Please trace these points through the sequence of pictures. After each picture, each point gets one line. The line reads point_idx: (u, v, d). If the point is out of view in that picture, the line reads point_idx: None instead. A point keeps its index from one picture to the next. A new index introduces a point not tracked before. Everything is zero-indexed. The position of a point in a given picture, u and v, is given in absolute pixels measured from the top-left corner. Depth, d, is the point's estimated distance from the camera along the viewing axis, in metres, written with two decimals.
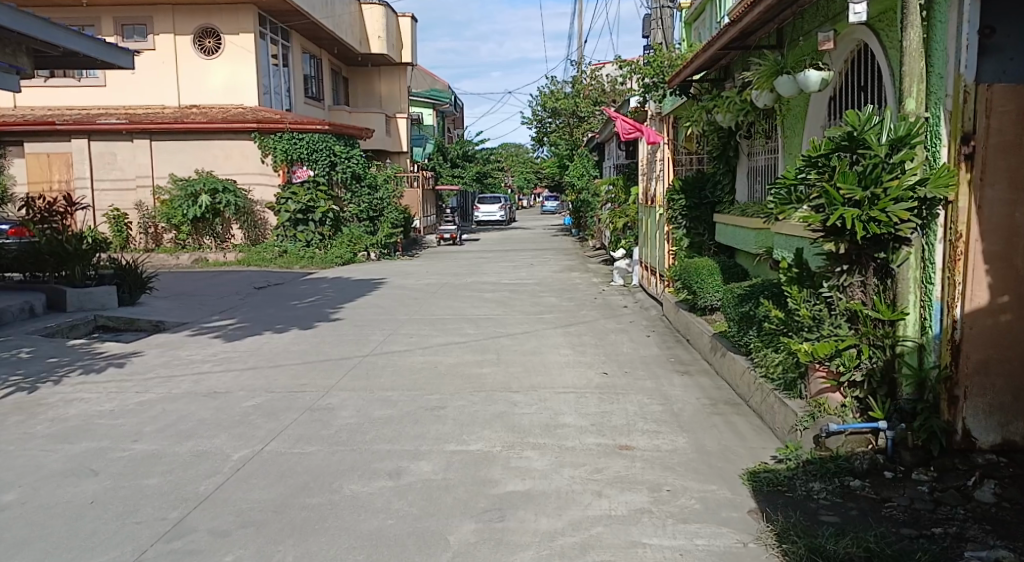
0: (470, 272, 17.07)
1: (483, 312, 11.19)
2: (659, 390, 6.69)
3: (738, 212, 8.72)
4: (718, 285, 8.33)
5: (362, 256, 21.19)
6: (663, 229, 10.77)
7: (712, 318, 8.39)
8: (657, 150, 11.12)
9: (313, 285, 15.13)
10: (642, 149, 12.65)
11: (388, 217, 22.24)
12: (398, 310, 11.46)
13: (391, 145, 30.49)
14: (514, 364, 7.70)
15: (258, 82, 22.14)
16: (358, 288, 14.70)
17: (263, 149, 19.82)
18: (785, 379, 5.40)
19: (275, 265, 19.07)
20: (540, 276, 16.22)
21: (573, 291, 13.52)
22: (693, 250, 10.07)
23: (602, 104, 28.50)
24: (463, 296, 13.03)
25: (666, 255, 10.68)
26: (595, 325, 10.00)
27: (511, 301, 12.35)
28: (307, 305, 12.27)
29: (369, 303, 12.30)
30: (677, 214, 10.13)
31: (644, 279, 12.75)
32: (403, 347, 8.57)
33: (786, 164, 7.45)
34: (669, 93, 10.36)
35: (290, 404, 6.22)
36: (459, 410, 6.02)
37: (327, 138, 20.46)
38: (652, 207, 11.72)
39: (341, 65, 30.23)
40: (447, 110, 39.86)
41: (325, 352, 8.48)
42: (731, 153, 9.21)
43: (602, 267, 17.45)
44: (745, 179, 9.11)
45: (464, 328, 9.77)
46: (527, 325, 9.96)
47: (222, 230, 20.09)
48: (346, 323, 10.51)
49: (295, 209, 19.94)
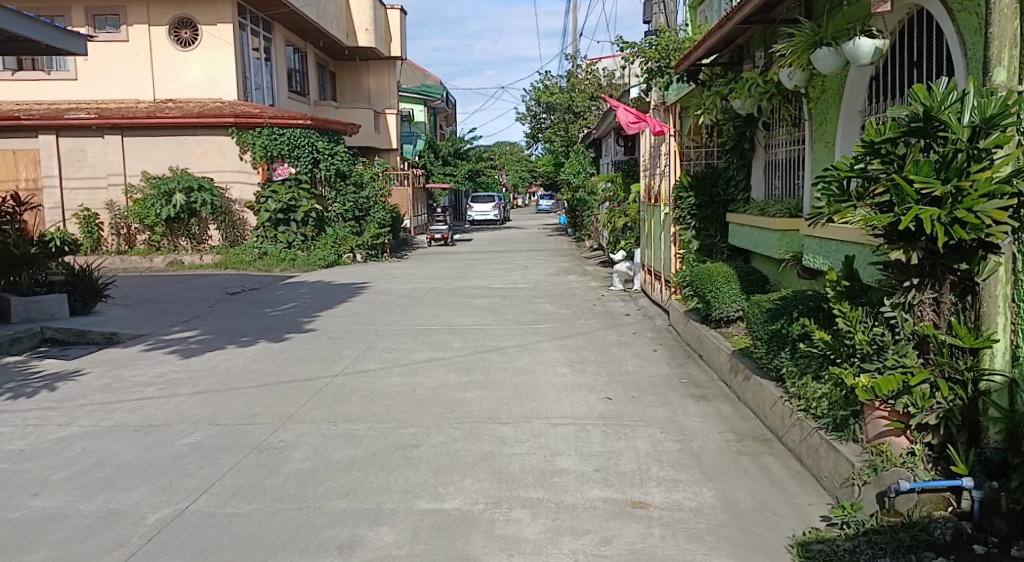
0: (460, 275, 16.08)
1: (471, 322, 10.18)
2: (674, 421, 5.68)
3: (757, 211, 7.74)
4: (735, 293, 7.35)
5: (348, 257, 20.16)
6: (669, 230, 9.76)
7: (730, 331, 7.41)
8: (662, 143, 10.11)
9: (290, 291, 14.09)
10: (645, 143, 11.64)
11: (375, 217, 21.16)
12: (378, 320, 10.44)
13: (380, 142, 29.43)
14: (503, 386, 6.69)
15: (238, 75, 21.07)
16: (339, 293, 13.68)
17: (241, 145, 18.76)
18: (834, 416, 4.39)
19: (254, 267, 17.99)
20: (535, 279, 15.22)
21: (570, 297, 12.50)
22: (704, 253, 9.07)
23: (599, 99, 27.49)
24: (452, 302, 12.00)
25: (673, 258, 9.68)
26: (595, 337, 9.00)
27: (503, 308, 11.33)
28: (280, 313, 11.27)
29: (348, 311, 11.26)
30: (686, 213, 9.14)
31: (647, 284, 11.74)
32: (380, 365, 7.55)
33: (814, 155, 6.52)
34: (675, 79, 9.35)
35: (235, 443, 5.21)
36: (436, 451, 5.00)
37: (310, 133, 19.40)
38: (655, 206, 10.71)
39: (327, 59, 29.18)
40: (439, 106, 38.80)
41: (289, 371, 7.45)
42: (746, 146, 8.27)
43: (601, 269, 16.49)
44: (760, 174, 8.25)
45: (450, 341, 8.76)
46: (519, 337, 8.94)
47: (198, 231, 19.01)
48: (319, 335, 9.48)
49: (276, 208, 18.89)
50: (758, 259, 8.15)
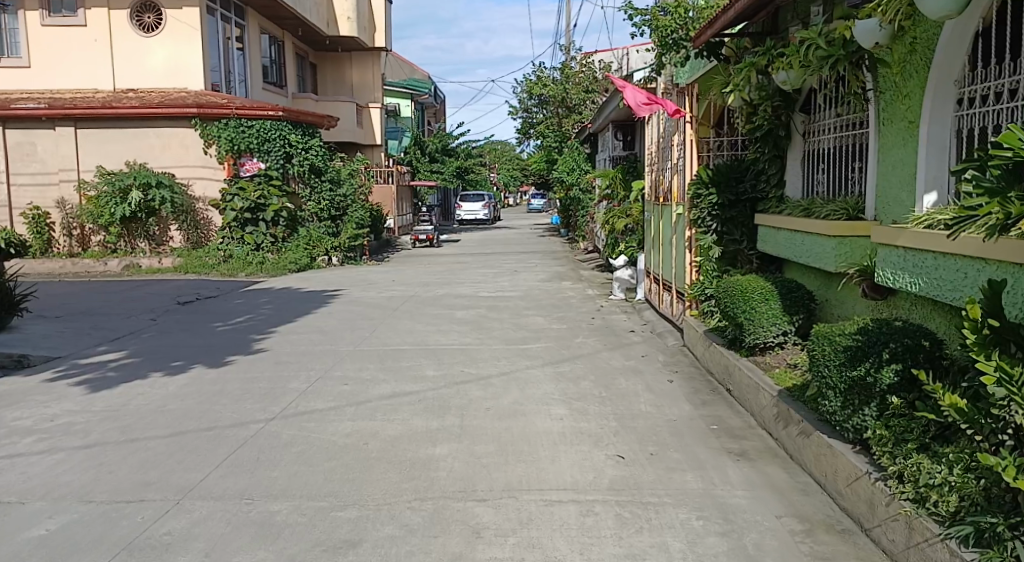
0: (443, 281, 14.59)
1: (450, 342, 8.65)
2: (712, 495, 4.17)
3: (801, 212, 6.27)
4: (775, 315, 5.86)
5: (323, 260, 18.51)
6: (683, 234, 8.26)
7: (769, 362, 5.88)
8: (674, 130, 8.60)
9: (249, 300, 12.53)
10: (653, 132, 10.16)
11: (352, 216, 19.42)
12: (341, 339, 8.90)
13: (363, 137, 27.86)
14: (483, 437, 5.16)
15: (205, 63, 19.45)
16: (305, 303, 12.13)
17: (205, 137, 17.18)
18: (972, 523, 2.86)
19: (217, 272, 16.42)
20: (526, 286, 13.71)
21: (565, 308, 10.99)
22: (727, 262, 7.56)
23: (594, 93, 26.13)
24: (430, 315, 10.45)
25: (688, 267, 8.16)
26: (597, 362, 7.51)
27: (488, 323, 9.81)
28: (230, 329, 9.74)
29: (308, 327, 9.69)
30: (705, 213, 7.61)
31: (653, 295, 10.28)
32: (330, 406, 6.00)
33: (890, 138, 5.05)
34: (692, 54, 7.85)
35: (100, 541, 3.68)
36: (380, 554, 3.49)
37: (281, 126, 17.79)
38: (665, 205, 9.20)
39: (308, 49, 27.55)
40: (425, 101, 37.25)
41: (214, 412, 5.90)
42: (781, 133, 6.83)
43: (599, 274, 15.05)
44: (799, 167, 6.85)
45: (422, 368, 7.22)
46: (506, 363, 7.42)
47: (158, 232, 17.41)
48: (266, 359, 7.91)
49: (243, 207, 17.20)
50: (797, 270, 6.69)
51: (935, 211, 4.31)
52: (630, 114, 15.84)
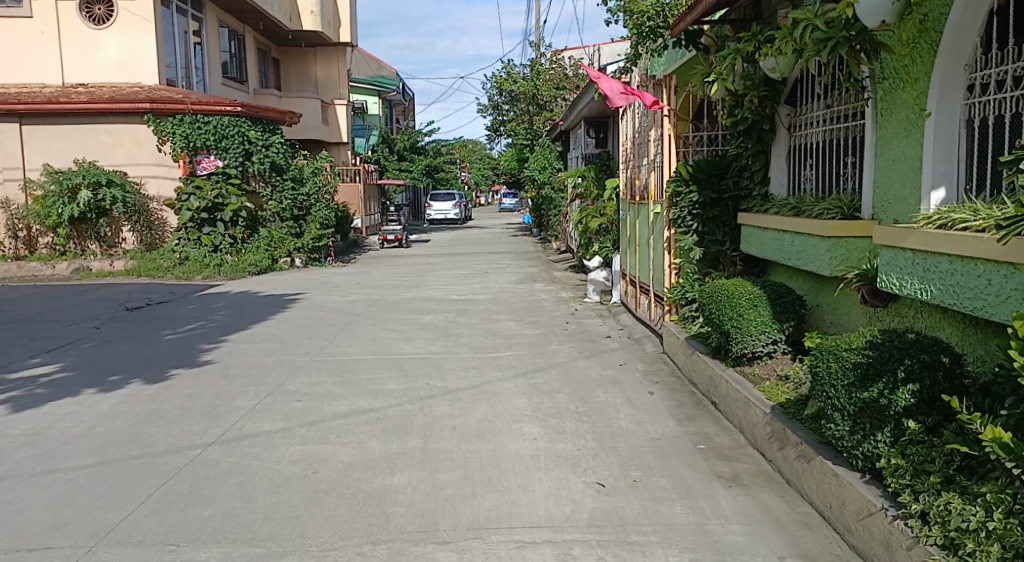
0: (411, 283, 14.00)
1: (415, 350, 8.09)
2: (706, 531, 3.69)
3: (790, 211, 5.83)
4: (765, 322, 5.41)
5: (285, 262, 17.76)
6: (662, 234, 7.80)
7: (757, 373, 5.43)
8: (650, 125, 8.14)
9: (202, 305, 11.84)
10: (628, 128, 9.72)
11: (315, 216, 18.73)
12: (297, 348, 8.29)
13: (328, 134, 27.12)
14: (447, 462, 4.63)
15: (160, 57, 18.61)
16: (263, 308, 11.47)
17: (159, 134, 16.40)
18: None
19: (172, 275, 15.63)
20: (496, 288, 13.19)
21: (538, 312, 10.49)
22: (708, 264, 7.11)
23: (565, 90, 25.73)
24: (394, 321, 9.88)
25: (666, 269, 7.71)
26: (572, 372, 7.02)
27: (456, 329, 9.28)
28: (178, 339, 9.09)
29: (263, 334, 9.07)
30: (685, 212, 7.16)
31: (629, 298, 9.83)
32: (279, 428, 5.42)
33: (889, 131, 4.64)
34: (671, 43, 7.39)
35: None
36: None
37: (239, 121, 17.03)
38: (641, 204, 8.75)
39: (270, 44, 26.72)
40: (394, 98, 36.51)
41: (148, 437, 5.29)
42: (766, 127, 6.41)
43: (571, 275, 14.60)
44: (784, 162, 6.43)
45: (384, 382, 6.67)
46: (474, 374, 6.90)
47: (109, 233, 16.56)
48: (214, 372, 7.29)
49: (200, 206, 16.47)
50: (783, 272, 6.27)
51: (947, 209, 3.89)
52: (602, 110, 15.41)
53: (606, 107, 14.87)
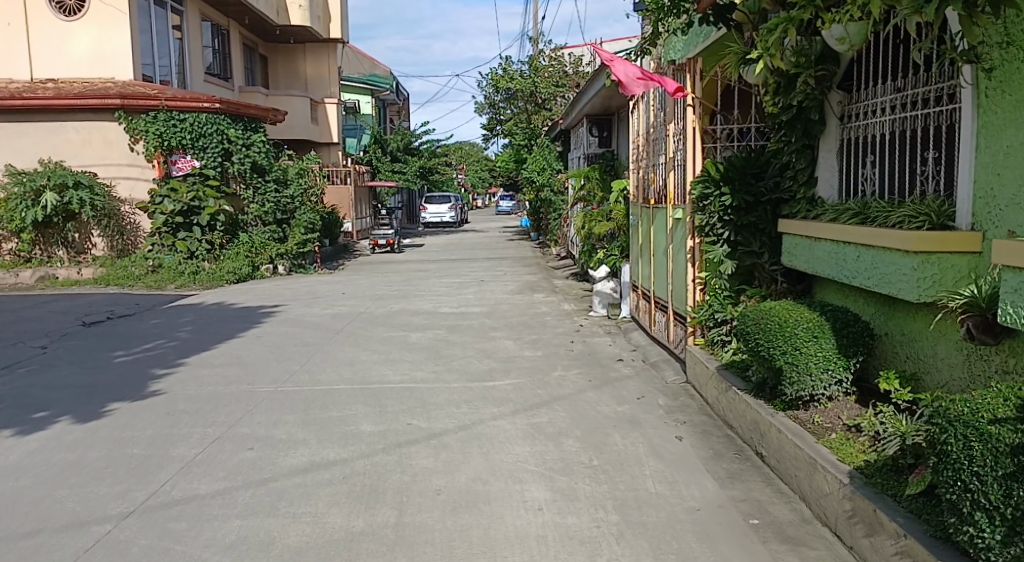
0: (400, 293, 12.91)
1: (398, 378, 6.96)
2: None
3: (852, 218, 4.76)
4: (827, 358, 4.32)
5: (266, 269, 16.58)
6: (683, 243, 6.71)
7: (817, 422, 4.36)
8: (669, 118, 7.07)
9: (167, 320, 10.73)
10: (641, 123, 8.66)
11: (300, 219, 17.54)
12: (261, 376, 7.15)
13: (317, 134, 25.99)
14: (427, 549, 3.52)
15: (135, 51, 17.47)
16: (233, 323, 10.34)
17: (131, 133, 15.29)
18: None
19: (142, 283, 14.50)
20: (493, 299, 12.10)
21: (538, 328, 9.39)
22: (741, 280, 6.05)
23: (563, 89, 24.96)
24: (377, 340, 8.76)
25: (689, 284, 6.61)
26: (581, 407, 5.92)
27: (447, 350, 8.20)
28: (130, 362, 7.97)
29: (225, 357, 7.95)
30: (715, 218, 6.07)
31: (642, 313, 8.73)
32: (218, 491, 4.31)
33: (1002, 115, 3.57)
34: (694, 23, 6.30)
35: None
36: None
37: (218, 119, 15.98)
38: (658, 208, 7.67)
39: (257, 41, 25.61)
40: (387, 97, 35.48)
41: (49, 507, 4.17)
42: (814, 116, 5.35)
43: (573, 284, 13.58)
44: (835, 158, 5.36)
45: (358, 423, 5.55)
46: (466, 411, 5.79)
47: (78, 239, 15.41)
48: (158, 408, 6.17)
49: (175, 210, 15.34)
50: (834, 288, 5.20)
51: None
52: (606, 107, 14.38)
53: (610, 103, 13.92)
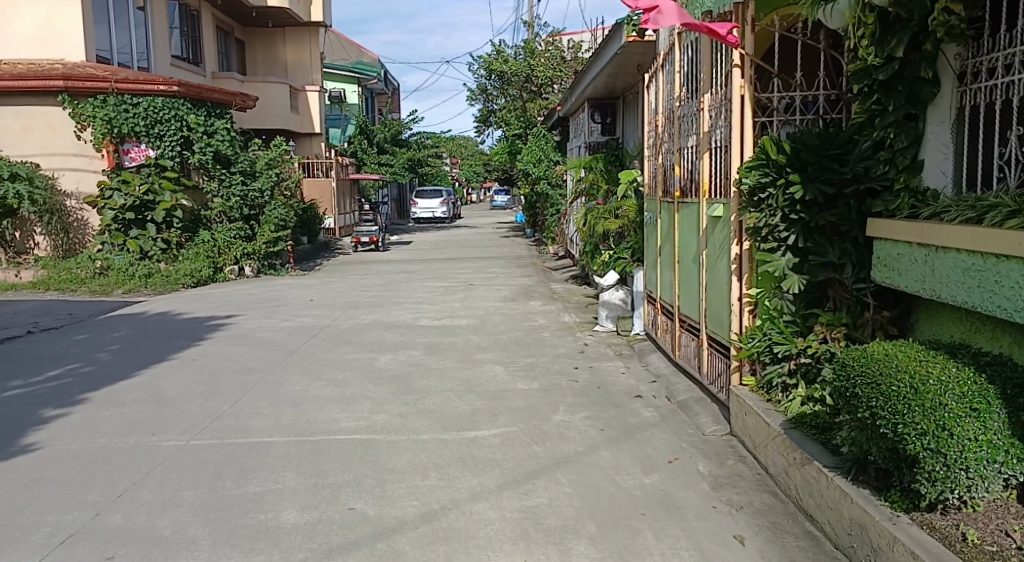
0: (375, 301, 11.24)
1: (349, 425, 5.31)
2: None
3: (1003, 217, 3.13)
4: (992, 444, 2.75)
5: (230, 271, 14.94)
6: (725, 248, 5.10)
7: (975, 541, 2.77)
8: (704, 84, 5.45)
9: (97, 334, 9.07)
10: (663, 96, 7.02)
11: (269, 215, 15.77)
12: (173, 422, 5.50)
13: (298, 124, 24.27)
14: None
15: (87, 30, 15.74)
16: (170, 339, 8.67)
17: (77, 118, 13.60)
18: None
19: (86, 288, 12.87)
20: (481, 308, 10.48)
21: (534, 348, 7.77)
22: (810, 301, 4.45)
23: (561, 76, 23.41)
24: (336, 365, 7.10)
25: (733, 305, 5.00)
26: (594, 477, 4.27)
27: (420, 380, 6.56)
28: (18, 399, 6.30)
29: (140, 392, 6.29)
30: (775, 215, 4.46)
31: (661, 331, 7.12)
32: None
33: None
34: None
35: None
36: None
37: (176, 104, 14.29)
38: (686, 201, 6.06)
39: (232, 23, 23.84)
40: (375, 86, 33.69)
41: None
42: (925, 73, 3.68)
43: (573, 289, 12.00)
44: (949, 135, 3.69)
45: (279, 507, 3.92)
46: (435, 486, 4.15)
47: (17, 237, 13.65)
48: (17, 476, 4.52)
49: (125, 205, 13.68)
50: (953, 318, 3.60)
51: None
52: (610, 90, 12.71)
53: (616, 85, 12.31)
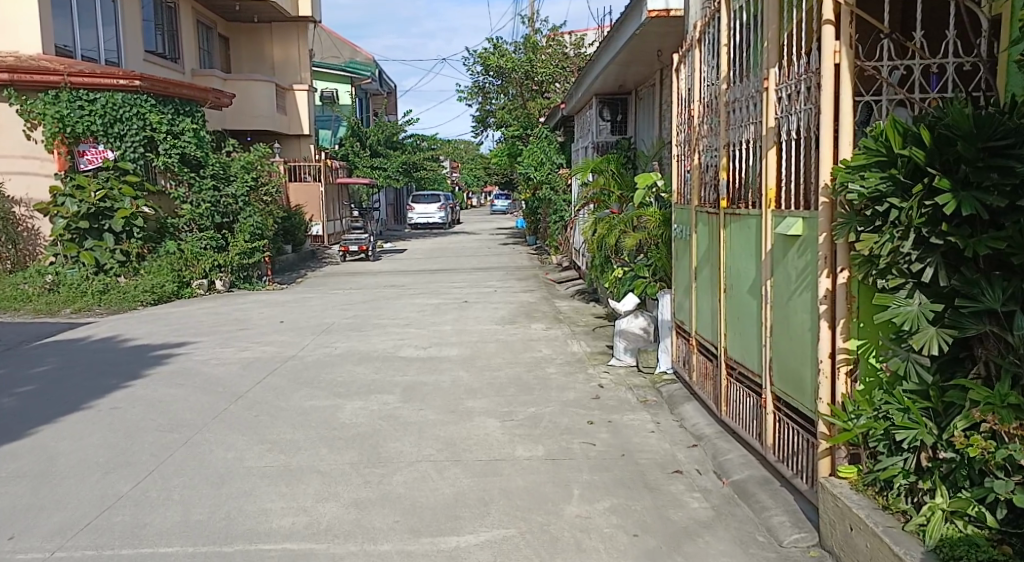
0: (354, 324, 9.79)
1: (284, 524, 3.84)
2: None
3: None
4: None
5: (199, 285, 13.55)
6: (808, 281, 3.65)
7: None
8: (769, 55, 4.02)
9: (14, 368, 7.60)
10: (699, 82, 5.57)
11: (244, 223, 14.31)
12: (46, 515, 4.03)
13: (284, 125, 22.87)
14: None
15: (46, 19, 14.32)
16: (99, 376, 7.21)
17: (26, 116, 12.19)
18: None
19: (31, 307, 11.40)
20: (475, 333, 9.03)
21: (537, 392, 6.31)
22: (951, 364, 2.97)
23: (563, 74, 22.04)
24: (288, 419, 5.62)
25: (821, 362, 3.54)
26: None
27: (390, 442, 5.09)
28: None
29: (23, 463, 4.82)
30: (897, 235, 2.98)
31: (698, 376, 5.66)
32: None
33: None
34: None
35: None
36: None
37: (139, 100, 12.86)
38: (737, 212, 4.62)
39: (215, 18, 22.43)
40: (369, 86, 32.30)
41: None
42: None
43: (580, 309, 10.56)
44: None
45: None
46: None
47: None
48: None
49: (78, 212, 12.24)
50: None
51: None
52: (621, 83, 11.26)
53: (627, 78, 10.87)
